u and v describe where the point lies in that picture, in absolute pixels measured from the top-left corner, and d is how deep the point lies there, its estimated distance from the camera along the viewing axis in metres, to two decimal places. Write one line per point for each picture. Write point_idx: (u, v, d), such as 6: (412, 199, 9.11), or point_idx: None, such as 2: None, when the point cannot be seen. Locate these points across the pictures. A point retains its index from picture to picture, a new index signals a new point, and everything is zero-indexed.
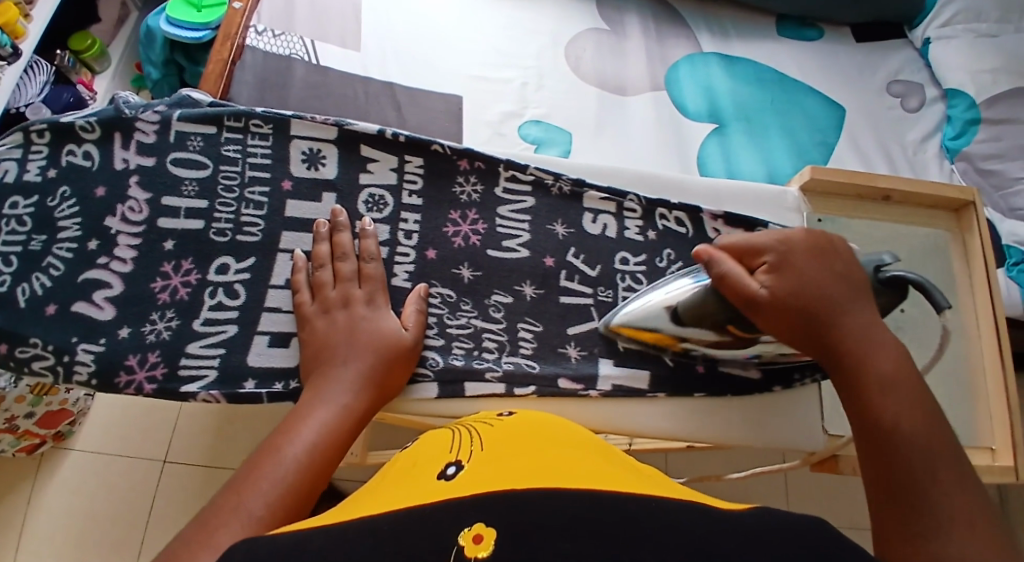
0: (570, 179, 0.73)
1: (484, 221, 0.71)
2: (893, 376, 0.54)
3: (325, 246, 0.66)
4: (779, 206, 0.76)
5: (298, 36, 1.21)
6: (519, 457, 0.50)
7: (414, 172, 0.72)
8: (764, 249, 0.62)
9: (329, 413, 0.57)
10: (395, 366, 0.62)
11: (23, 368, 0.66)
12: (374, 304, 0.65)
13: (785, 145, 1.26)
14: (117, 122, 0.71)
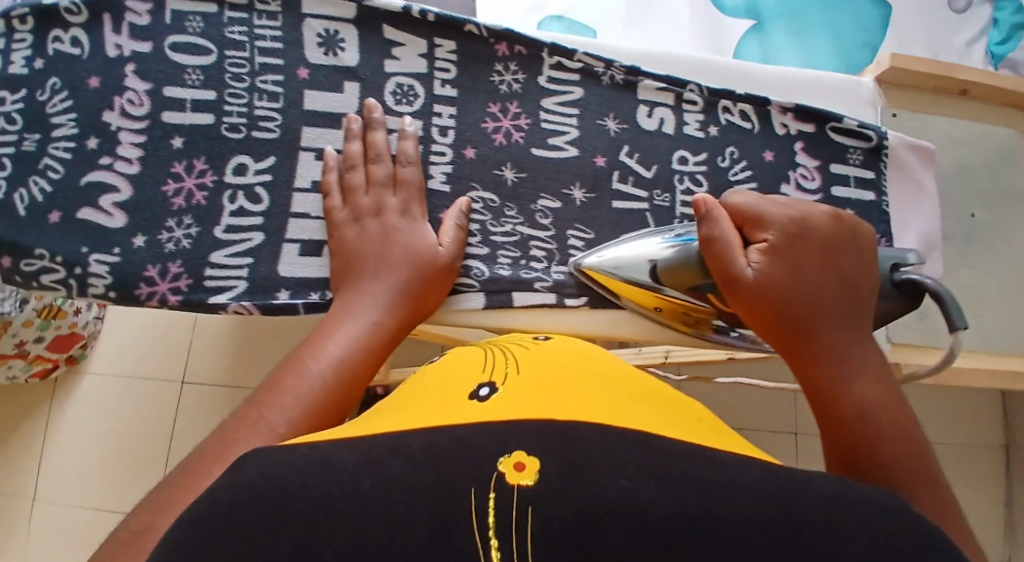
0: (624, 67, 0.65)
1: (527, 116, 0.63)
2: (874, 382, 0.47)
3: (357, 145, 0.60)
4: (854, 98, 0.69)
5: None
6: (557, 388, 0.45)
7: (446, 59, 0.63)
8: (768, 225, 0.53)
9: (359, 327, 0.52)
10: (433, 281, 0.57)
11: (32, 282, 0.61)
12: (410, 215, 0.58)
13: (830, 46, 1.09)
14: (105, 1, 0.62)
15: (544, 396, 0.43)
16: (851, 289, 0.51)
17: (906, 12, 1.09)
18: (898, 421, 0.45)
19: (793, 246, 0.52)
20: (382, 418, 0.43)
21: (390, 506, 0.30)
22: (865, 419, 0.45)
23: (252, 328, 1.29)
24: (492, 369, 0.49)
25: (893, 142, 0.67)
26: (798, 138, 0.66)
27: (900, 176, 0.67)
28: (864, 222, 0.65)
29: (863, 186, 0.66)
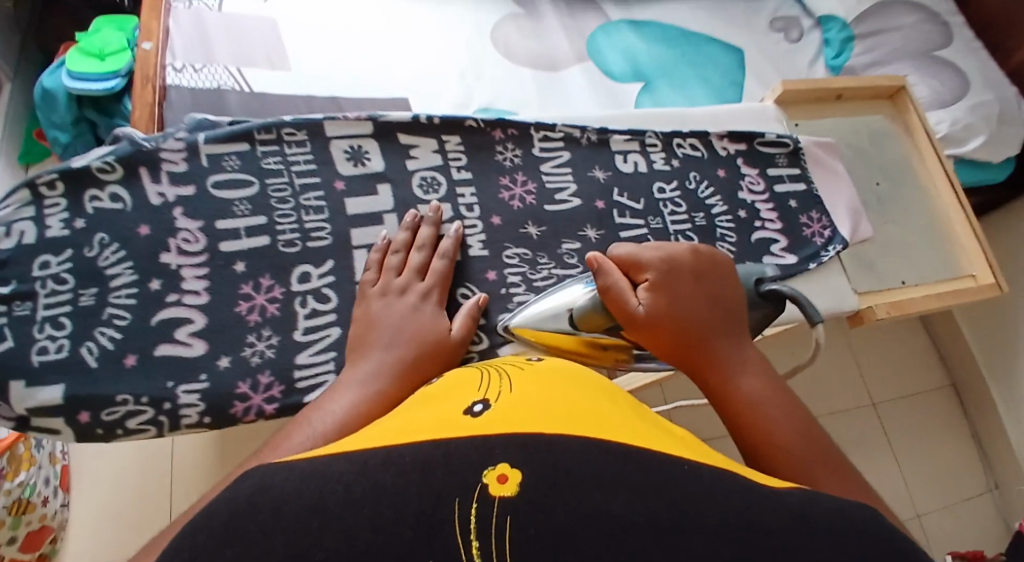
0: (594, 129, 0.79)
1: (532, 181, 0.76)
2: (762, 394, 0.53)
3: (405, 234, 0.67)
4: (765, 118, 0.86)
5: (221, 66, 1.19)
6: (558, 390, 0.44)
7: (456, 149, 0.75)
8: (646, 268, 0.61)
9: (358, 395, 0.54)
10: (438, 359, 0.60)
11: (115, 431, 0.61)
12: (428, 301, 0.64)
13: (704, 91, 1.31)
14: (138, 156, 0.66)
15: (542, 403, 0.42)
16: (722, 307, 0.60)
17: (754, 55, 1.36)
18: (793, 422, 0.52)
19: (668, 284, 0.60)
20: (377, 431, 0.41)
21: (443, 500, 0.33)
22: (760, 429, 0.51)
23: (236, 436, 1.22)
24: (488, 381, 0.47)
25: (805, 144, 0.85)
26: (738, 156, 0.82)
27: (820, 169, 0.85)
28: (806, 207, 0.82)
29: (795, 180, 0.83)
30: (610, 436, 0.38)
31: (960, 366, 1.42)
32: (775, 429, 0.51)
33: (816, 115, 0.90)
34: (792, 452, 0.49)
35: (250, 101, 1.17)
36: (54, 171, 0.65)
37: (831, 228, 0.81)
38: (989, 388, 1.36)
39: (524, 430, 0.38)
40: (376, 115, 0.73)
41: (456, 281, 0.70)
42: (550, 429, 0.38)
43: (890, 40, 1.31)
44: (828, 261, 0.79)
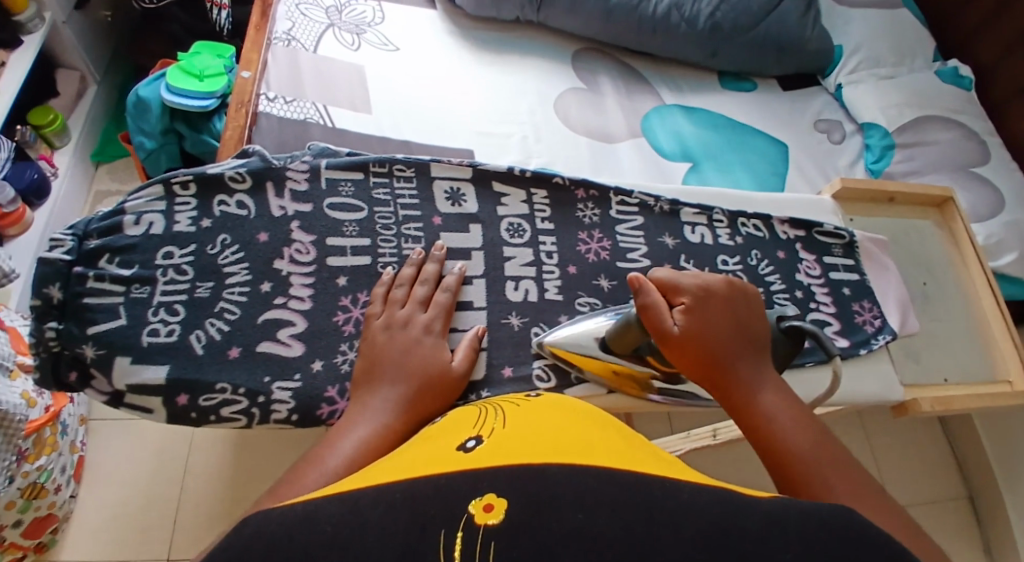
0: (667, 200, 0.86)
1: (607, 238, 0.82)
2: (780, 409, 0.61)
3: (409, 269, 0.71)
4: (821, 210, 0.93)
5: (310, 102, 1.28)
6: (548, 433, 0.49)
7: (542, 203, 0.81)
8: (683, 291, 0.67)
9: (367, 429, 0.59)
10: (441, 391, 0.65)
11: (208, 417, 0.65)
12: (428, 331, 0.68)
13: (750, 178, 1.38)
14: (267, 172, 0.73)
15: (532, 442, 0.47)
16: (749, 337, 0.66)
17: (800, 152, 1.43)
18: (808, 436, 0.59)
19: (700, 304, 0.66)
20: (379, 472, 0.46)
21: (430, 532, 0.37)
22: (777, 442, 0.59)
23: (254, 443, 1.26)
24: (482, 427, 0.53)
25: (859, 238, 0.91)
26: (797, 241, 0.89)
27: (872, 263, 0.91)
28: (859, 296, 0.88)
29: (848, 270, 0.89)
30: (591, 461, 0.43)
31: (978, 475, 1.44)
32: (792, 442, 0.59)
33: (869, 213, 0.97)
34: (806, 463, 0.57)
35: (331, 135, 1.25)
36: (189, 174, 0.72)
37: (881, 318, 0.87)
38: (1004, 499, 1.37)
39: (512, 461, 0.43)
40: (476, 163, 0.80)
41: (532, 320, 0.75)
42: (537, 459, 0.43)
43: (927, 151, 1.40)
44: (876, 349, 0.84)
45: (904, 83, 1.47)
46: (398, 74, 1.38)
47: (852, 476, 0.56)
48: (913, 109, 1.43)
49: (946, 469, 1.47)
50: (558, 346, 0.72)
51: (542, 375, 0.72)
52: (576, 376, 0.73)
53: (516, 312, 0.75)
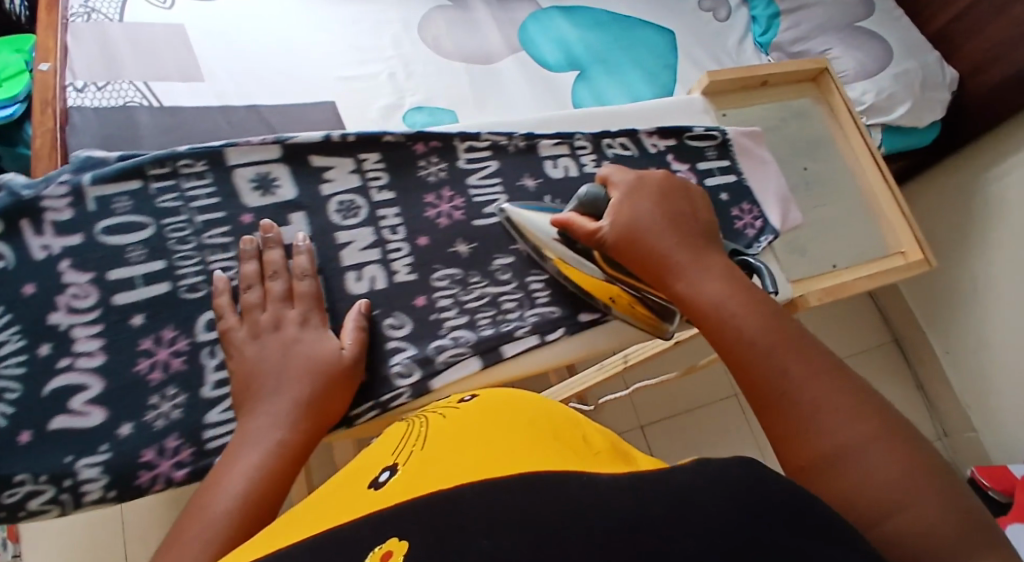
0: (522, 135, 0.76)
1: (460, 195, 0.72)
2: (729, 298, 0.54)
3: (251, 266, 0.61)
4: (692, 111, 0.85)
5: (128, 81, 1.12)
6: (476, 442, 0.43)
7: (376, 168, 0.70)
8: (617, 184, 0.65)
9: (256, 452, 0.51)
10: (337, 393, 0.58)
11: (15, 514, 0.56)
12: (308, 326, 0.60)
13: (624, 96, 1.37)
14: (17, 207, 0.60)
15: (447, 462, 0.41)
16: (692, 225, 0.61)
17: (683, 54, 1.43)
18: (759, 320, 0.52)
19: (643, 194, 0.63)
20: (274, 535, 0.39)
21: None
22: (727, 339, 0.53)
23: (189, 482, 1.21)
24: (400, 452, 0.46)
25: (732, 135, 0.83)
26: (668, 152, 0.80)
27: (749, 159, 0.83)
28: (737, 199, 0.80)
29: (725, 172, 0.81)
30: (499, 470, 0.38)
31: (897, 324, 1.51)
32: (746, 332, 0.52)
33: (743, 103, 0.88)
34: (765, 352, 0.50)
35: (163, 116, 1.11)
36: None
37: (762, 218, 0.80)
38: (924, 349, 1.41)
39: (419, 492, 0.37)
40: (284, 138, 0.68)
41: (383, 310, 0.66)
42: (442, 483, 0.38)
43: None
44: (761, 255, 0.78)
45: None
46: (237, 30, 1.25)
47: (827, 371, 0.49)
48: None
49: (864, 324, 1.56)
50: (523, 222, 0.69)
51: (403, 370, 0.64)
52: (444, 362, 0.65)
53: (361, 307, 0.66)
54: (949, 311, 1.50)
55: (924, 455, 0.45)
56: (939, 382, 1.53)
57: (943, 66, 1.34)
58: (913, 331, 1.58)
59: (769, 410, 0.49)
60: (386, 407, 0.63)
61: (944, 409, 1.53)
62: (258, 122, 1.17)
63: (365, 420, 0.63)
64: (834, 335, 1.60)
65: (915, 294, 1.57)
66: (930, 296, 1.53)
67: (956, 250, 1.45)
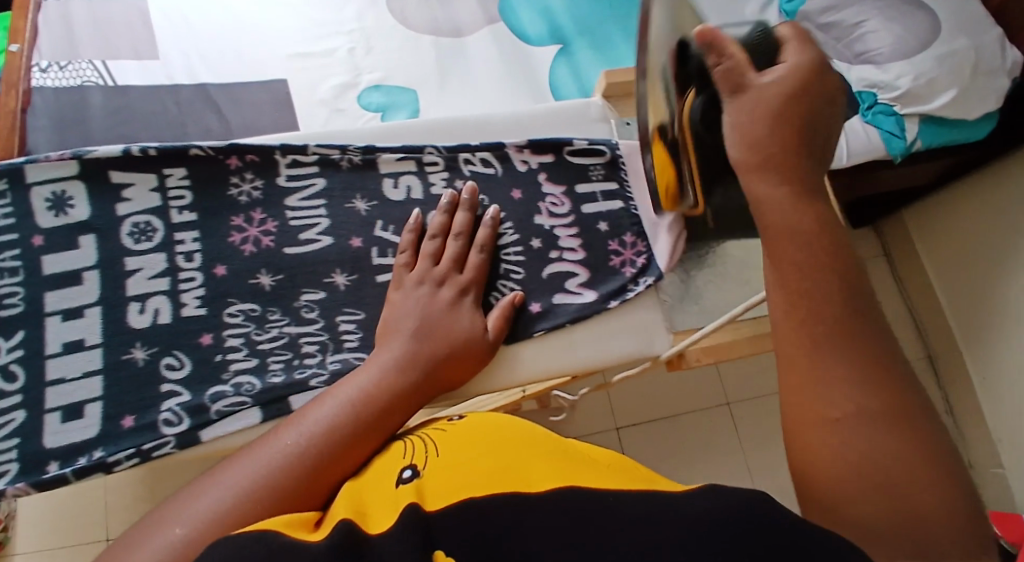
0: (358, 148, 0.66)
1: (273, 219, 0.64)
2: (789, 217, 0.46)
3: (440, 216, 0.63)
4: (584, 119, 0.73)
5: (87, 62, 1.06)
6: (494, 447, 0.43)
7: (179, 186, 0.64)
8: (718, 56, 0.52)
9: (335, 407, 0.49)
10: (437, 380, 0.55)
11: None
12: (465, 300, 0.60)
13: (596, 63, 1.24)
14: None
15: (480, 459, 0.42)
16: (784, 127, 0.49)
17: None
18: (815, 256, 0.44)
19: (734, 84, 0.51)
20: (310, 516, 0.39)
21: None
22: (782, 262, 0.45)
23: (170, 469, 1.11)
24: (415, 451, 0.45)
25: (624, 151, 0.71)
26: (540, 171, 0.69)
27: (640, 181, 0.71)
28: (618, 230, 0.69)
29: (609, 197, 0.70)
30: (547, 483, 0.39)
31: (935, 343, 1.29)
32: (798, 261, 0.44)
33: None
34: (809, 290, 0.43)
35: (113, 96, 1.04)
36: None
37: (647, 254, 0.68)
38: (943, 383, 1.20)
39: (458, 497, 0.38)
40: (83, 153, 0.63)
41: (161, 349, 0.61)
42: (477, 491, 0.38)
43: None
44: (638, 297, 0.67)
45: None
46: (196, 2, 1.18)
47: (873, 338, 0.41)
48: None
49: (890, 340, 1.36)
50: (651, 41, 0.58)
51: (171, 419, 0.59)
52: (217, 412, 0.59)
53: (141, 343, 0.61)
54: (989, 333, 1.23)
55: (940, 438, 0.39)
56: (972, 413, 1.29)
57: (1004, 46, 1.06)
58: (950, 351, 1.32)
59: (800, 347, 0.41)
60: (147, 456, 0.59)
61: (972, 443, 1.29)
62: (205, 100, 1.09)
63: (126, 466, 0.59)
64: None
65: (955, 307, 1.30)
66: (972, 309, 1.26)
67: (1001, 265, 1.19)
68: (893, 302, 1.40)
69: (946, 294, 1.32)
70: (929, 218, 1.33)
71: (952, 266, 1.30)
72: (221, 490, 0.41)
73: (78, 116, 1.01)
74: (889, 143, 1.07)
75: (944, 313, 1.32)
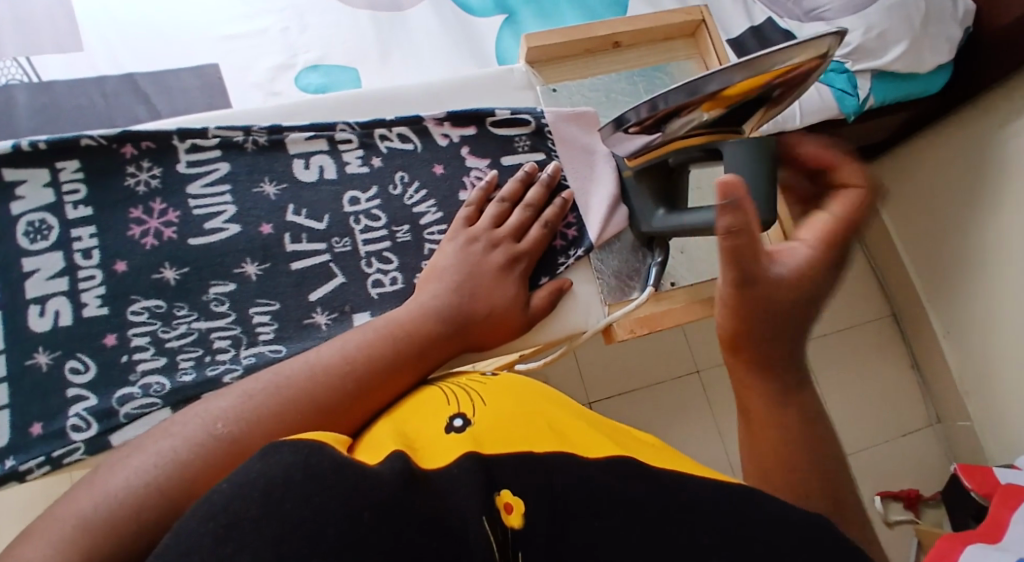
0: (264, 129, 0.63)
1: (175, 209, 0.60)
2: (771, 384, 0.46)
3: (514, 184, 0.63)
4: (507, 87, 0.70)
5: (9, 58, 1.00)
6: (531, 410, 0.48)
7: (72, 179, 0.60)
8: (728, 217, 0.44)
9: (376, 336, 0.52)
10: (472, 337, 0.57)
11: None
12: (515, 268, 0.60)
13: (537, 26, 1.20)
14: None
15: (532, 420, 0.46)
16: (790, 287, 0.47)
17: None
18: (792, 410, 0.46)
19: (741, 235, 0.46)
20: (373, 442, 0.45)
21: None
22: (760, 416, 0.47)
23: None
24: (460, 401, 0.48)
25: (550, 119, 0.67)
26: (462, 144, 0.66)
27: (571, 148, 0.67)
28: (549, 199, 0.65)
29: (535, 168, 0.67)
30: (595, 451, 0.45)
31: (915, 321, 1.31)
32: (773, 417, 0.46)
33: (583, 72, 0.72)
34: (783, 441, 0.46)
35: (38, 93, 0.99)
36: None
37: (578, 225, 0.65)
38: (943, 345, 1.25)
39: (516, 448, 0.43)
40: None
41: (64, 353, 0.57)
42: (534, 445, 0.44)
43: None
44: (570, 269, 0.64)
45: None
46: None
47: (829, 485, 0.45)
48: None
49: (859, 303, 1.35)
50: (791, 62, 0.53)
51: (78, 425, 0.56)
52: (127, 415, 0.56)
53: (42, 348, 0.57)
54: (951, 286, 1.22)
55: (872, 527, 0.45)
56: (937, 366, 1.27)
57: None
58: (913, 305, 1.30)
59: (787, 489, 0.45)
60: (59, 464, 0.55)
61: (942, 397, 1.28)
62: (134, 92, 1.03)
63: (38, 476, 0.55)
64: (816, 311, 1.33)
65: (916, 261, 1.28)
66: (935, 266, 1.25)
67: (961, 221, 1.17)
68: (857, 261, 1.38)
69: (907, 248, 1.30)
70: (886, 173, 1.31)
71: (912, 220, 1.28)
72: (251, 398, 0.47)
73: (4, 116, 0.96)
74: (842, 101, 1.03)
75: (906, 267, 1.30)
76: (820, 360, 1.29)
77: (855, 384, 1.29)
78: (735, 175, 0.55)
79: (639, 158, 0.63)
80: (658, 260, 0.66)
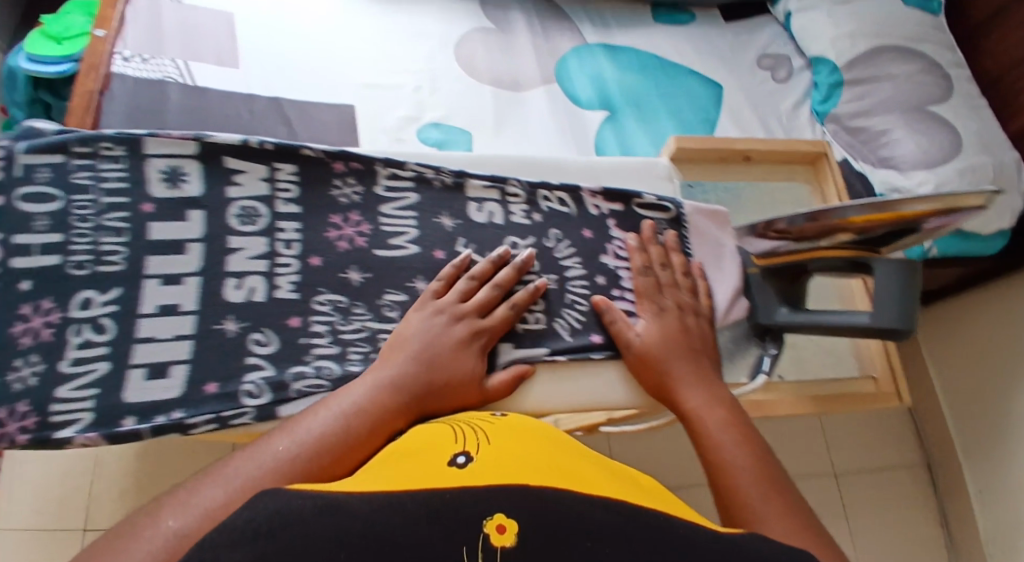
0: (451, 172, 0.73)
1: (368, 223, 0.69)
2: (723, 427, 0.60)
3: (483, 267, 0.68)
4: (652, 176, 0.80)
5: (168, 59, 1.11)
6: (537, 458, 0.48)
7: (287, 180, 0.69)
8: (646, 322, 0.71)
9: (328, 411, 0.56)
10: (432, 406, 0.60)
11: None
12: (476, 343, 0.64)
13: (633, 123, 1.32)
14: None
15: (528, 458, 0.48)
16: (699, 362, 0.67)
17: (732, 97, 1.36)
18: (743, 446, 0.58)
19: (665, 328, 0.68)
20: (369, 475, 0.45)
21: None
22: (712, 452, 0.58)
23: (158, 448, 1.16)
24: (465, 440, 0.51)
25: (688, 211, 0.77)
26: (610, 217, 0.76)
27: (702, 240, 0.77)
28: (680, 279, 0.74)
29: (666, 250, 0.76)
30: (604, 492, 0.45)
31: (947, 475, 1.38)
32: (727, 456, 0.57)
33: (717, 176, 0.84)
34: (739, 473, 0.55)
35: (192, 95, 1.07)
36: None
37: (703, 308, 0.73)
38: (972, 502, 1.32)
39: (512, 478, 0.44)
40: (203, 135, 0.68)
41: (251, 325, 0.65)
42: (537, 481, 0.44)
43: (881, 88, 1.25)
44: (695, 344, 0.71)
45: (859, 8, 1.31)
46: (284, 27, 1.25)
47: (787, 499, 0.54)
48: (863, 39, 1.28)
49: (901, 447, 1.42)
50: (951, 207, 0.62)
51: (252, 391, 0.63)
52: (297, 391, 0.63)
53: (233, 316, 0.64)
54: (991, 446, 1.30)
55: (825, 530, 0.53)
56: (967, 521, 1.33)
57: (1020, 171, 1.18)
58: (948, 459, 1.38)
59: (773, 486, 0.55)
60: (225, 423, 0.62)
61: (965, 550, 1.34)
62: (278, 114, 1.13)
63: (202, 430, 0.62)
64: (850, 446, 1.40)
65: (958, 416, 1.37)
66: (975, 425, 1.34)
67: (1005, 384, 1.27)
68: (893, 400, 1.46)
69: (951, 404, 1.39)
70: (940, 329, 1.42)
71: (959, 377, 1.37)
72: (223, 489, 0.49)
73: (157, 108, 1.04)
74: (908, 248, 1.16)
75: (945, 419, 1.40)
76: (850, 492, 1.36)
77: (892, 525, 1.35)
78: (881, 288, 0.64)
79: (769, 259, 0.72)
80: (772, 351, 0.74)
